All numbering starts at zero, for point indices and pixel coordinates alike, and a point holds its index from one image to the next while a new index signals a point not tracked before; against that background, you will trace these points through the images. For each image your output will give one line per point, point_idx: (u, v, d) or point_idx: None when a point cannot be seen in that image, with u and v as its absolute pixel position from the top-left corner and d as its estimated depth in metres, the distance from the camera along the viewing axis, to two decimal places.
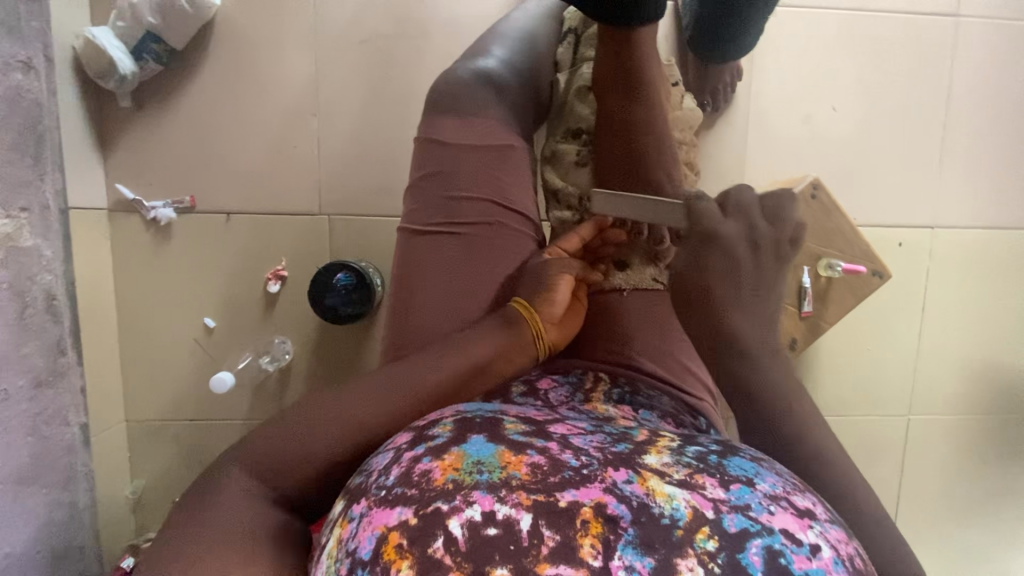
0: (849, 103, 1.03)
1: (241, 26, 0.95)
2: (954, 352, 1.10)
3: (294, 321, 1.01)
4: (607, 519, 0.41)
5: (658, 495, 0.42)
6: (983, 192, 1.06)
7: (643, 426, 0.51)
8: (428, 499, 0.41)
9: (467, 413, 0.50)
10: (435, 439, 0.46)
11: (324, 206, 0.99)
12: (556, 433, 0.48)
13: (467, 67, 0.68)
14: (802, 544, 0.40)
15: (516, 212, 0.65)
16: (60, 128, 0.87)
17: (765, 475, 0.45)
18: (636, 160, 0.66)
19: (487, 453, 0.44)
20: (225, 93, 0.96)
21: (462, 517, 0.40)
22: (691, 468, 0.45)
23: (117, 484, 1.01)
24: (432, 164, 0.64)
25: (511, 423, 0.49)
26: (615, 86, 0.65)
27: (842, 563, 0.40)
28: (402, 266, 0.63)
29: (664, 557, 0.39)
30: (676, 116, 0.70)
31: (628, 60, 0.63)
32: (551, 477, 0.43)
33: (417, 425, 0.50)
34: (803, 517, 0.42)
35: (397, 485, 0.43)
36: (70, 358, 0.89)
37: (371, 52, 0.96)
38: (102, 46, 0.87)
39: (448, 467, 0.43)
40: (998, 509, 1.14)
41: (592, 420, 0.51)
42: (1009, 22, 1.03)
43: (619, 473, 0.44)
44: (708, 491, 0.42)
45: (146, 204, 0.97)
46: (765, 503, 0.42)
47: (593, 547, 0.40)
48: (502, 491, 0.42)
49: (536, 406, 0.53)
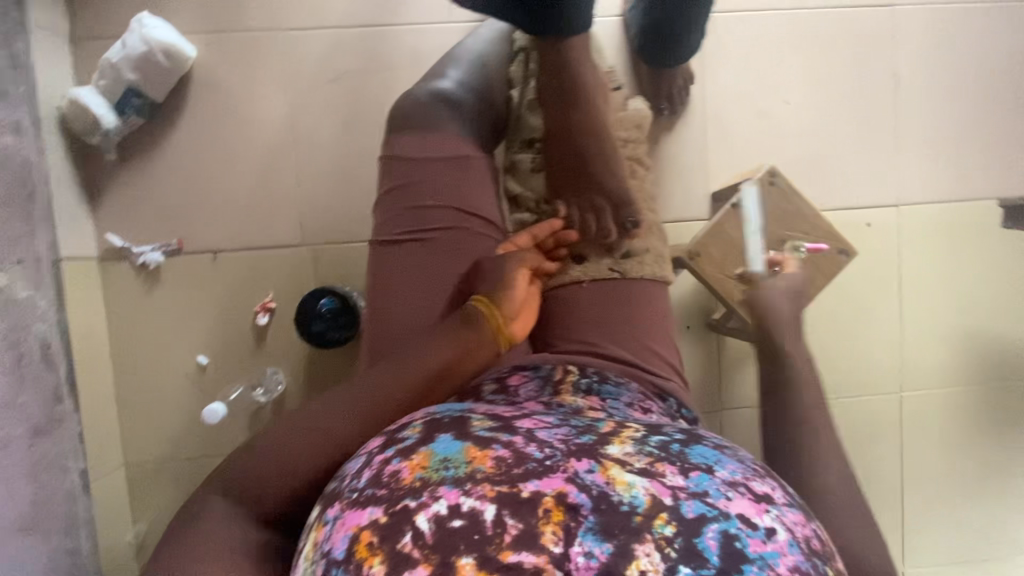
0: (800, 95, 1.08)
1: (216, 74, 1.00)
2: (936, 326, 1.12)
3: (284, 351, 1.03)
4: (568, 508, 0.43)
5: (619, 484, 0.44)
6: (942, 168, 1.10)
7: (609, 417, 0.53)
8: (397, 498, 0.44)
9: (436, 415, 0.52)
10: (403, 442, 0.49)
11: (307, 237, 1.02)
12: (523, 427, 0.50)
13: (424, 88, 0.73)
14: (757, 528, 0.43)
15: (480, 217, 0.69)
16: (49, 185, 0.91)
17: (725, 463, 0.48)
18: (580, 162, 0.69)
19: (454, 450, 0.47)
20: (205, 139, 1.01)
21: (428, 512, 0.43)
22: (652, 456, 0.47)
23: (118, 529, 1.02)
24: (397, 179, 0.68)
25: (479, 420, 0.51)
26: (553, 95, 0.68)
27: (796, 545, 0.44)
28: (375, 277, 0.67)
29: (622, 543, 0.41)
30: (619, 118, 0.75)
31: (566, 66, 0.66)
32: (516, 469, 0.45)
33: (390, 429, 0.52)
34: (759, 502, 0.45)
35: (368, 487, 0.46)
36: (66, 405, 0.92)
37: (341, 88, 1.02)
38: (86, 104, 0.93)
39: (417, 466, 0.46)
40: (1000, 481, 1.13)
41: (561, 415, 0.53)
42: (946, 6, 1.08)
43: (581, 463, 0.46)
44: (668, 479, 0.45)
45: (136, 249, 1.01)
46: (723, 489, 0.45)
47: (554, 535, 0.42)
48: (467, 484, 0.44)
49: (505, 405, 0.55)
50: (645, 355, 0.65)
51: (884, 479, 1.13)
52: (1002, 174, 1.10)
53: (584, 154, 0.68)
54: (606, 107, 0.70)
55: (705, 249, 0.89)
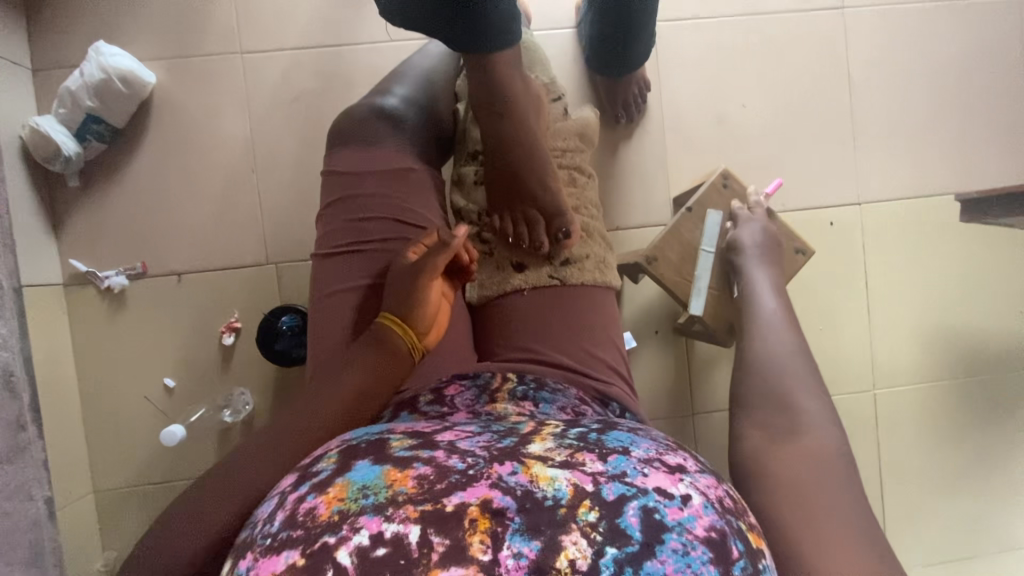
0: (757, 99, 1.09)
1: (177, 99, 1.01)
2: (905, 321, 1.12)
3: (252, 371, 1.03)
4: (494, 513, 0.40)
5: (541, 480, 0.42)
6: (902, 164, 1.11)
7: (531, 418, 0.51)
8: (314, 536, 0.40)
9: (351, 442, 0.50)
10: (319, 475, 0.46)
11: (271, 256, 1.03)
12: (443, 441, 0.48)
13: (367, 104, 0.73)
14: (674, 497, 0.42)
15: (422, 227, 0.69)
16: (10, 213, 0.92)
17: (639, 442, 0.47)
18: (511, 178, 0.70)
19: (372, 476, 0.44)
20: (167, 162, 1.02)
21: (349, 545, 0.39)
22: (571, 447, 0.46)
23: (88, 557, 1.00)
24: (337, 193, 0.69)
25: (398, 440, 0.48)
26: (485, 109, 0.69)
27: (710, 505, 0.43)
28: (317, 290, 0.67)
29: (550, 537, 0.39)
30: (558, 128, 0.76)
31: (491, 81, 0.66)
32: (437, 484, 0.42)
33: (303, 466, 0.49)
34: (674, 472, 0.44)
35: (282, 530, 0.42)
36: (31, 433, 0.91)
37: (301, 108, 1.03)
38: (46, 132, 0.94)
39: (332, 500, 0.42)
40: (979, 474, 1.12)
41: (482, 423, 0.51)
42: (896, 7, 1.09)
43: (504, 467, 0.44)
44: (587, 466, 0.43)
45: (99, 274, 1.01)
46: (640, 467, 0.44)
47: (482, 543, 0.39)
48: (388, 509, 0.41)
49: (427, 420, 0.53)
50: (586, 360, 0.64)
51: (863, 478, 1.12)
52: (962, 167, 1.11)
53: (515, 167, 0.70)
54: (537, 119, 0.70)
55: (661, 252, 0.90)
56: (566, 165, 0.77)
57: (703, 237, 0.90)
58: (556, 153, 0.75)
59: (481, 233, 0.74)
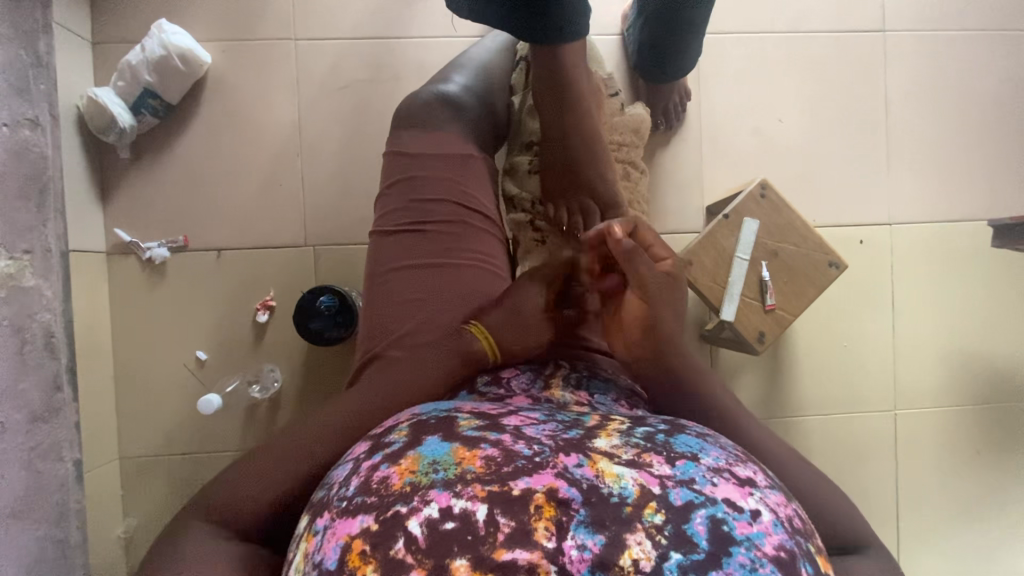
0: (794, 114, 1.11)
1: (229, 79, 1.04)
2: (930, 344, 1.12)
3: (283, 349, 1.04)
4: (560, 503, 0.42)
5: (607, 476, 0.43)
6: (933, 187, 1.12)
7: (595, 411, 0.53)
8: (387, 504, 0.43)
9: (421, 417, 0.53)
10: (392, 446, 0.49)
11: (309, 238, 1.05)
12: (509, 426, 0.50)
13: (430, 90, 0.82)
14: (743, 511, 0.41)
15: (478, 212, 0.78)
16: (64, 179, 0.94)
17: (709, 450, 0.47)
18: (568, 165, 0.76)
19: (442, 452, 0.46)
20: (215, 140, 1.04)
21: (420, 516, 0.42)
22: (639, 447, 0.46)
23: (109, 523, 1.02)
24: (398, 174, 0.77)
25: (465, 420, 0.51)
26: (549, 98, 0.75)
27: (781, 525, 0.42)
28: (375, 262, 0.75)
29: (615, 533, 0.40)
30: (614, 122, 0.82)
31: (557, 71, 0.72)
32: (504, 467, 0.44)
33: (375, 434, 0.53)
34: (744, 485, 0.44)
35: (358, 494, 0.45)
36: (66, 394, 0.92)
37: (349, 96, 1.05)
38: (104, 103, 0.97)
39: (405, 471, 0.45)
40: (997, 503, 1.12)
41: (545, 412, 0.53)
42: (937, 33, 1.11)
43: (570, 458, 0.45)
44: (655, 468, 0.44)
45: (142, 245, 1.03)
46: (709, 476, 0.43)
47: (546, 530, 0.41)
48: (457, 486, 0.43)
49: (490, 403, 0.55)
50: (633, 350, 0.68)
51: (879, 498, 1.12)
52: (994, 194, 1.12)
53: (575, 157, 0.76)
54: (597, 113, 0.77)
55: (696, 257, 0.91)
56: (620, 159, 0.82)
57: (738, 244, 0.91)
58: (614, 146, 0.80)
59: (534, 220, 0.79)
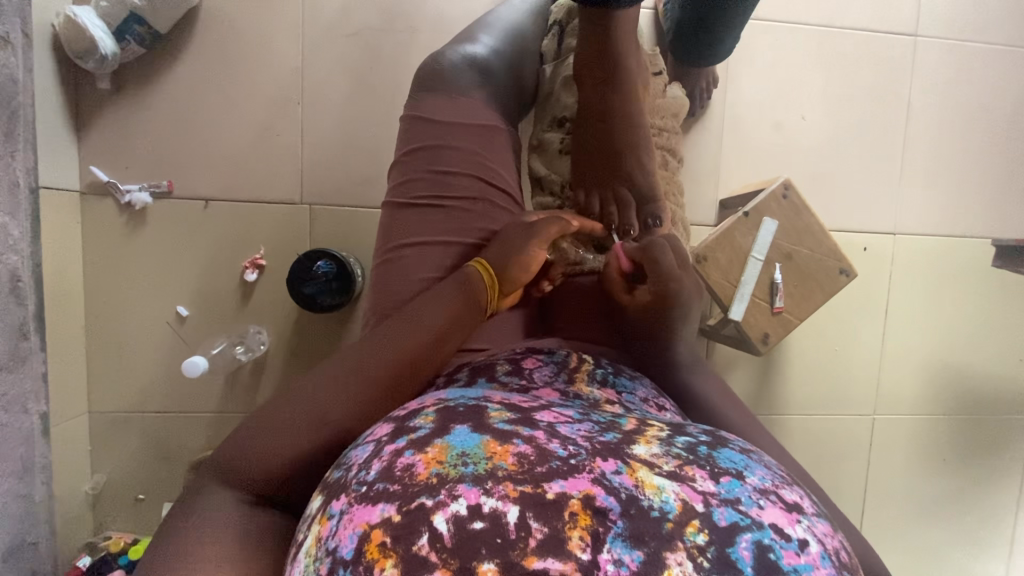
0: (817, 112, 1.08)
1: (226, 13, 0.95)
2: (916, 354, 1.14)
3: (270, 312, 0.99)
4: (596, 512, 0.40)
5: (647, 488, 0.41)
6: (941, 201, 1.12)
7: (631, 415, 0.51)
8: (412, 495, 0.41)
9: (448, 404, 0.50)
10: (418, 431, 0.46)
11: (306, 196, 0.98)
12: (542, 421, 0.48)
13: (455, 51, 0.75)
14: (791, 539, 0.39)
15: (500, 189, 0.75)
16: (34, 105, 0.84)
17: (754, 469, 0.45)
18: (607, 147, 0.73)
19: (472, 444, 0.44)
20: (208, 79, 0.95)
21: (447, 511, 0.39)
22: (680, 459, 0.44)
23: (76, 478, 0.97)
24: (419, 140, 0.73)
25: (496, 411, 0.48)
26: (594, 75, 0.71)
27: (828, 558, 0.40)
28: (387, 235, 0.72)
29: (654, 551, 0.38)
30: (658, 104, 0.78)
31: (608, 41, 0.69)
32: (538, 467, 0.42)
33: (397, 417, 0.51)
34: (791, 511, 0.41)
35: (379, 480, 0.43)
36: (32, 342, 0.84)
37: (359, 44, 0.97)
38: (83, 25, 0.86)
39: (432, 461, 0.43)
40: (957, 507, 1.17)
41: (579, 411, 0.51)
42: (967, 43, 1.09)
43: (607, 464, 0.43)
44: (698, 484, 0.42)
45: (122, 187, 0.95)
46: (755, 497, 0.42)
47: (581, 540, 0.38)
48: (488, 483, 0.40)
49: (519, 395, 0.53)
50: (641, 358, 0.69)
51: (848, 496, 1.16)
52: (999, 214, 1.13)
53: (615, 137, 0.72)
54: (642, 94, 0.73)
55: (711, 253, 0.90)
56: (661, 145, 0.78)
57: (755, 243, 0.89)
58: (655, 131, 0.77)
59: (563, 207, 0.79)
